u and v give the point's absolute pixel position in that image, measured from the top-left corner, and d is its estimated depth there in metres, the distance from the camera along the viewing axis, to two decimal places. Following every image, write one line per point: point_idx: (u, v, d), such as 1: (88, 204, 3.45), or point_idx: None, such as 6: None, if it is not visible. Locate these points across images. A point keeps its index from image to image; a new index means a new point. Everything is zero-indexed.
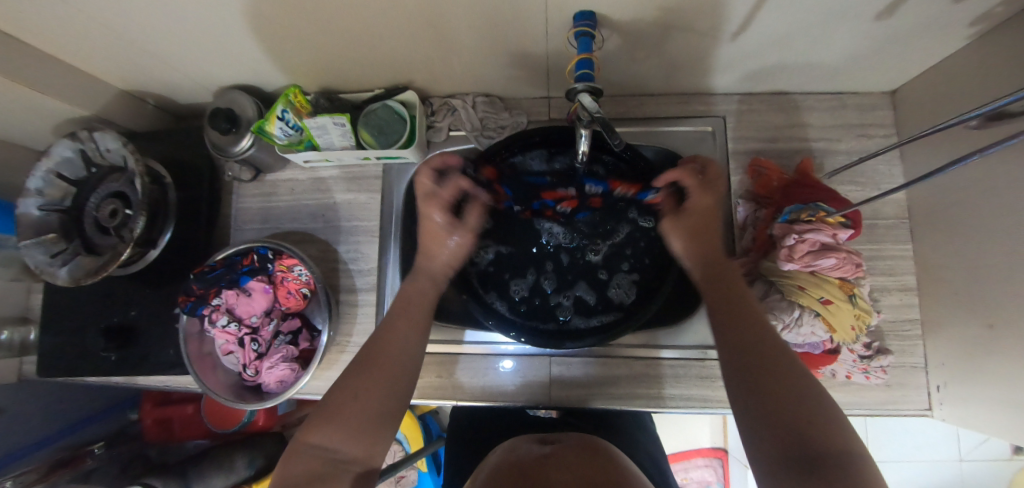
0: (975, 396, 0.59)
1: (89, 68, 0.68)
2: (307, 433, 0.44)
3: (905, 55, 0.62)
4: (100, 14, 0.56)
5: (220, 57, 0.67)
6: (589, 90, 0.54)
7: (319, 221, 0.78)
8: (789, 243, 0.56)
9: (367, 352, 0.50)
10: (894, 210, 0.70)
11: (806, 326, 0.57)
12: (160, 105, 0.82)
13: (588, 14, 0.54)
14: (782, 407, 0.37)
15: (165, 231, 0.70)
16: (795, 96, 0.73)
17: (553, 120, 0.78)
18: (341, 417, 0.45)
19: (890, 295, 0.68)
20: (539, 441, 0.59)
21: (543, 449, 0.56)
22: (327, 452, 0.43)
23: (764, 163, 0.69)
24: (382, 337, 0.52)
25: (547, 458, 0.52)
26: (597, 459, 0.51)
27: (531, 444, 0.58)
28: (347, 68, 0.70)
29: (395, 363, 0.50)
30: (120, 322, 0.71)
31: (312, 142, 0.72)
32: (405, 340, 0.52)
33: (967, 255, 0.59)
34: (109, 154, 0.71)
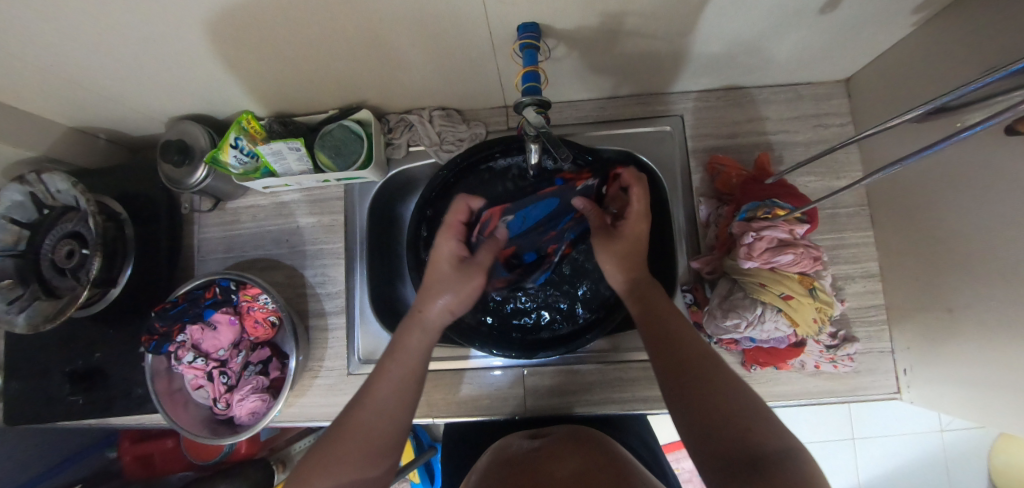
0: (940, 378, 0.60)
1: (30, 108, 0.67)
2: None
3: (854, 45, 0.62)
4: (33, 54, 0.55)
5: (166, 88, 0.65)
6: (536, 105, 0.52)
7: (284, 247, 0.77)
8: (747, 241, 0.57)
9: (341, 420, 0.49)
10: (853, 198, 0.71)
11: (769, 322, 0.57)
12: (113, 138, 0.81)
13: (531, 26, 0.53)
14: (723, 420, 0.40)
15: (124, 268, 0.69)
16: (751, 90, 0.73)
17: (511, 129, 0.78)
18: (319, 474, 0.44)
19: (854, 282, 0.69)
20: (529, 436, 0.61)
21: (533, 444, 0.57)
22: None
23: (722, 160, 0.70)
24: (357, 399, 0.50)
25: (536, 453, 0.54)
26: (587, 447, 0.54)
27: (521, 440, 0.59)
28: (297, 90, 0.69)
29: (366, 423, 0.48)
30: (85, 365, 0.70)
31: (268, 168, 0.71)
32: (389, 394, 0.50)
33: (927, 240, 0.60)
34: (60, 195, 0.69)
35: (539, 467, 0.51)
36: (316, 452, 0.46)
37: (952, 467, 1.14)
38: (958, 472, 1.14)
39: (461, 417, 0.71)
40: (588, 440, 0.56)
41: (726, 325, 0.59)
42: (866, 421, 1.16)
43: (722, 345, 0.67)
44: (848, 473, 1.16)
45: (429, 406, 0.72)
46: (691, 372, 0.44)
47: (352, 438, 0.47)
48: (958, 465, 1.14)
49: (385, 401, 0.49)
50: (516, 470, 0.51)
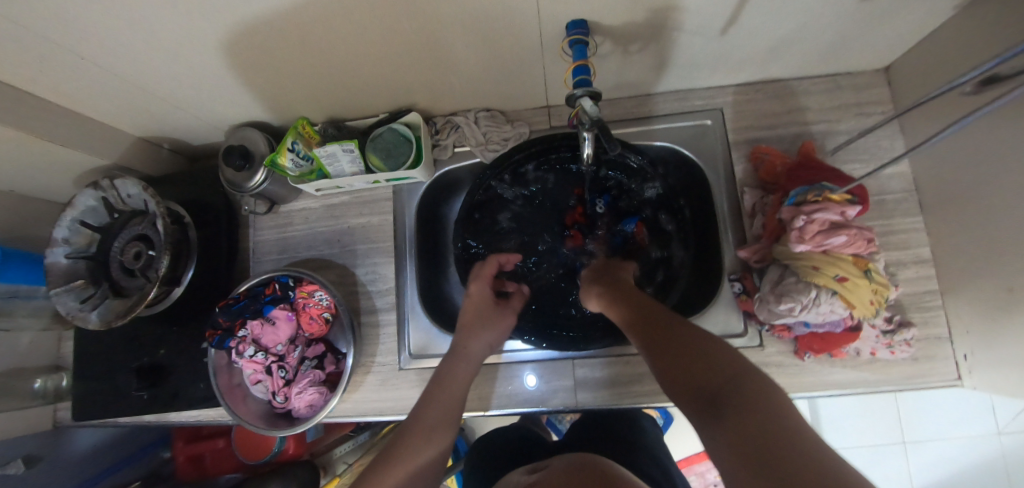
0: (1003, 361, 0.58)
1: (105, 118, 0.71)
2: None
3: (896, 31, 0.63)
4: (118, 65, 0.59)
5: (230, 97, 0.70)
6: (589, 95, 0.55)
7: (336, 246, 0.80)
8: (799, 225, 0.57)
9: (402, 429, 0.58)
10: (900, 185, 0.71)
11: (824, 305, 0.57)
12: (175, 148, 0.86)
13: (580, 23, 0.56)
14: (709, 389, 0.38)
15: (188, 268, 0.71)
16: (789, 82, 0.74)
17: (554, 128, 0.80)
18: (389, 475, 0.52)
19: (906, 268, 0.68)
20: (529, 471, 0.58)
21: (529, 479, 0.54)
22: None
23: (766, 149, 0.70)
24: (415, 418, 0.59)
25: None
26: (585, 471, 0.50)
27: (520, 476, 0.57)
28: (351, 96, 0.73)
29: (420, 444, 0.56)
30: (150, 361, 0.73)
31: (323, 170, 0.74)
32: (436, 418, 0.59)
33: (981, 218, 0.59)
34: (130, 199, 0.73)
35: None
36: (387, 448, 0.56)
37: None
38: None
39: (511, 410, 0.72)
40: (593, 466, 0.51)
41: (779, 309, 0.59)
42: (918, 425, 1.11)
43: (774, 333, 0.66)
44: (899, 477, 1.12)
45: (480, 398, 0.72)
46: (694, 368, 0.41)
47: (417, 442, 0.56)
48: None
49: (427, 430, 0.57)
50: None
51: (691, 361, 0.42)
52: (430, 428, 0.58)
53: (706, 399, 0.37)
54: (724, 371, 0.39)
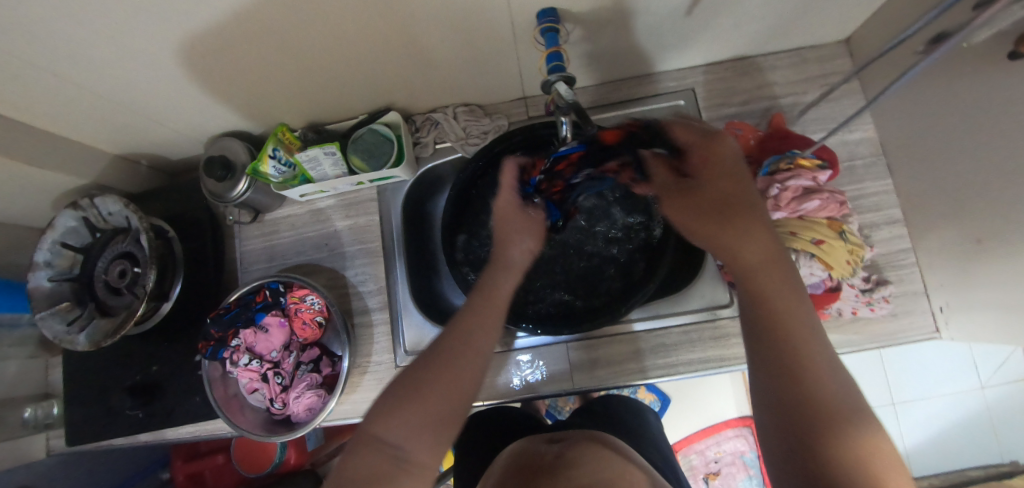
0: (977, 309, 0.61)
1: (80, 137, 0.71)
2: (376, 425, 0.44)
3: (853, 2, 0.65)
4: (91, 81, 0.59)
5: (207, 107, 0.70)
6: (565, 80, 0.57)
7: (324, 250, 0.80)
8: (773, 193, 0.59)
9: (432, 357, 0.50)
10: (868, 150, 0.74)
11: (803, 268, 0.60)
12: (154, 164, 0.85)
13: (550, 11, 0.57)
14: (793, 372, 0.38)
15: (175, 283, 0.71)
16: (756, 59, 0.77)
17: (532, 119, 0.81)
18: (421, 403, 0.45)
19: (879, 229, 0.71)
20: (549, 440, 0.60)
21: (553, 448, 0.55)
22: (393, 449, 0.43)
23: (738, 124, 0.73)
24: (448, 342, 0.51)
25: (558, 456, 0.52)
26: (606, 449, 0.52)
27: (541, 444, 0.58)
28: (329, 99, 0.73)
29: (459, 369, 0.49)
30: (143, 379, 0.72)
31: (306, 175, 0.74)
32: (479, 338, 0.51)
33: (944, 175, 0.62)
34: (111, 217, 0.72)
35: (554, 468, 0.48)
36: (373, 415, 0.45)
37: (997, 424, 1.13)
38: (1004, 426, 1.13)
39: (509, 397, 0.72)
40: (607, 445, 0.54)
41: None
42: (907, 386, 1.14)
43: None
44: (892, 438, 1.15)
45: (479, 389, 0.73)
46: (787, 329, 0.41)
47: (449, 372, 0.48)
48: (1003, 420, 1.13)
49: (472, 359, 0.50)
50: (538, 469, 0.49)
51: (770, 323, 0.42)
52: (467, 359, 0.49)
53: (813, 459, 0.34)
54: (805, 352, 0.39)
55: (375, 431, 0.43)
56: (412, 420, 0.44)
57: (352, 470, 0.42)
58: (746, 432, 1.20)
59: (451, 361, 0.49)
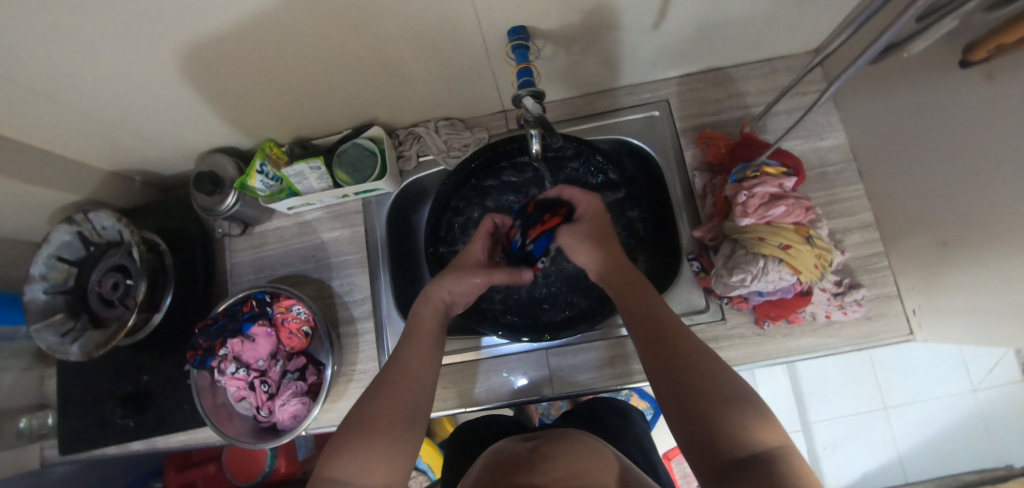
0: (946, 311, 0.62)
1: (75, 155, 0.74)
2: (323, 467, 0.45)
3: (816, 14, 0.67)
4: (83, 103, 0.62)
5: (196, 126, 0.72)
6: (533, 95, 0.59)
7: (310, 261, 0.82)
8: (741, 200, 0.61)
9: (374, 387, 0.52)
10: (839, 156, 0.75)
11: (773, 274, 0.60)
12: (147, 180, 0.88)
13: (520, 29, 0.60)
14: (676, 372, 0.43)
15: (165, 295, 0.73)
16: (728, 70, 0.79)
17: (512, 131, 0.84)
18: (368, 441, 0.47)
19: (851, 234, 0.72)
20: (525, 439, 0.58)
21: (527, 445, 0.54)
22: (346, 485, 0.44)
23: (710, 134, 0.75)
24: (393, 367, 0.54)
25: (532, 452, 0.50)
26: (579, 444, 0.51)
27: (517, 443, 0.56)
28: (313, 116, 0.76)
29: (405, 392, 0.52)
30: (134, 389, 0.74)
31: (292, 188, 0.76)
32: (418, 356, 0.55)
33: (911, 179, 0.63)
34: (105, 231, 0.75)
35: (525, 466, 0.47)
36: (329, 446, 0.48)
37: (990, 426, 1.13)
38: (996, 429, 1.13)
39: (491, 403, 0.74)
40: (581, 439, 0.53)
41: (732, 282, 0.63)
42: (898, 390, 1.14)
43: (734, 305, 0.70)
44: (885, 443, 1.14)
45: (461, 395, 0.74)
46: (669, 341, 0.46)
47: (397, 396, 0.51)
48: (996, 423, 1.13)
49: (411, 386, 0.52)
50: (509, 467, 0.47)
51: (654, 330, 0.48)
52: (409, 388, 0.52)
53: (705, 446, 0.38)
54: (683, 350, 0.45)
55: (325, 473, 0.45)
56: (359, 453, 0.46)
57: None
58: None
59: (395, 388, 0.52)
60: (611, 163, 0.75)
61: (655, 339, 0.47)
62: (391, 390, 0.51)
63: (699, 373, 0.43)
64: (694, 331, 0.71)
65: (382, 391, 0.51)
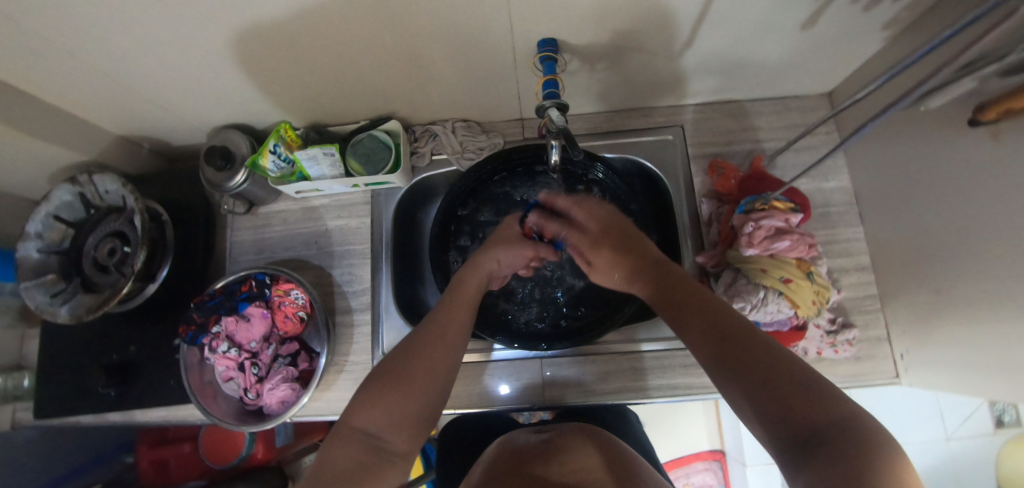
0: (933, 358, 0.64)
1: (87, 116, 0.73)
2: (352, 416, 0.46)
3: (833, 59, 0.70)
4: (104, 64, 0.61)
5: (215, 99, 0.72)
6: (557, 106, 0.60)
7: (313, 248, 0.81)
8: (748, 230, 0.62)
9: (407, 344, 0.52)
10: (842, 198, 0.77)
11: (772, 305, 0.61)
12: (155, 148, 0.87)
13: (549, 41, 0.61)
14: (731, 349, 0.41)
15: (163, 266, 0.72)
16: (743, 103, 0.81)
17: (527, 139, 0.85)
18: (396, 396, 0.47)
19: (848, 274, 0.74)
20: (535, 431, 0.59)
21: (540, 437, 0.56)
22: (369, 438, 0.45)
23: (721, 164, 0.76)
24: (424, 332, 0.54)
25: (546, 445, 0.52)
26: (592, 438, 0.53)
27: (527, 433, 0.58)
28: (333, 103, 0.76)
29: (434, 359, 0.51)
30: (119, 358, 0.73)
31: (303, 173, 0.76)
32: (452, 323, 0.55)
33: (911, 228, 0.65)
34: (107, 196, 0.73)
35: (540, 459, 0.49)
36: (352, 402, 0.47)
37: None
38: None
39: (482, 408, 0.73)
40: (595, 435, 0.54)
41: None
42: None
43: None
44: None
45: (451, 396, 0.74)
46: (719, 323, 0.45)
47: (425, 359, 0.51)
48: None
49: (442, 354, 0.52)
50: (525, 458, 0.50)
51: (701, 314, 0.47)
52: (440, 352, 0.52)
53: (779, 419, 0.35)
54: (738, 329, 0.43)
55: (351, 423, 0.45)
56: (385, 407, 0.47)
57: (330, 460, 0.42)
58: (715, 466, 1.26)
59: (425, 351, 0.51)
60: (642, 213, 0.76)
61: (703, 322, 0.46)
62: (425, 357, 0.51)
63: (758, 348, 0.40)
64: (688, 354, 0.72)
65: (411, 353, 0.51)
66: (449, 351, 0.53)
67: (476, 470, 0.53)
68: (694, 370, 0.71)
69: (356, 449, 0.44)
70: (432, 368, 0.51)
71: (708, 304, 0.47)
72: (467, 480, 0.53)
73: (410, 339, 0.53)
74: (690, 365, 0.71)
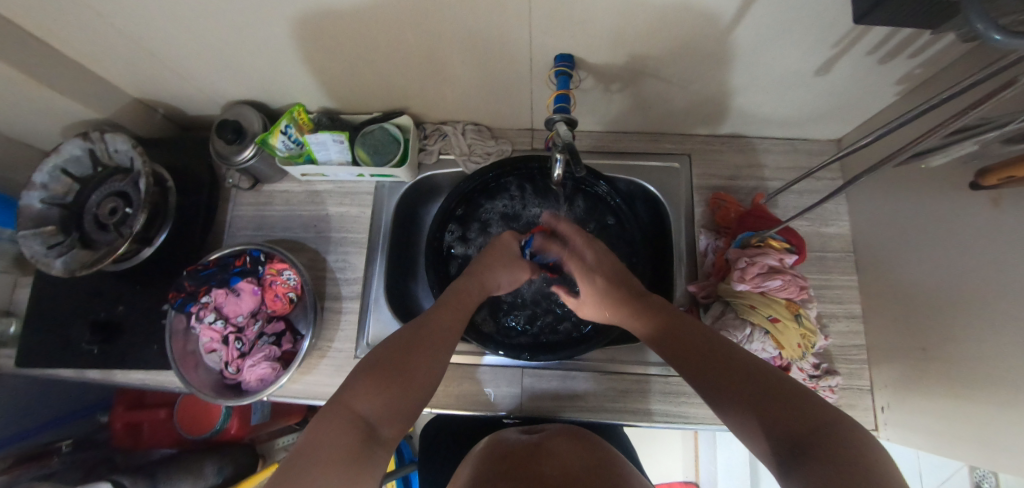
0: (913, 415, 0.63)
1: (107, 75, 0.74)
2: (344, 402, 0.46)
3: (844, 107, 0.70)
4: (129, 28, 0.63)
5: (233, 74, 0.73)
6: (566, 122, 0.60)
7: (312, 231, 0.82)
8: (740, 265, 0.63)
9: (404, 340, 0.53)
10: (840, 245, 0.78)
11: (756, 343, 0.62)
12: (169, 114, 0.88)
13: (566, 57, 0.61)
14: (732, 375, 0.45)
15: (162, 231, 0.73)
16: (752, 140, 0.82)
17: (534, 149, 0.85)
18: (387, 386, 0.48)
19: (838, 321, 0.74)
20: (523, 432, 0.60)
21: (530, 439, 0.56)
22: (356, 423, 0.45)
23: (724, 197, 0.77)
24: (418, 331, 0.55)
25: (535, 447, 0.52)
26: (585, 444, 0.53)
27: (517, 434, 0.58)
28: (348, 91, 0.77)
29: (425, 360, 0.53)
30: (107, 316, 0.73)
31: (311, 155, 0.77)
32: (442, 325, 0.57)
33: (904, 283, 0.65)
34: (116, 155, 0.74)
35: (529, 462, 0.49)
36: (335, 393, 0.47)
37: None
38: None
39: (458, 410, 0.73)
40: (584, 439, 0.54)
41: None
42: None
43: None
44: None
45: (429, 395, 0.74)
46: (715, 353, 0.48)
47: (416, 356, 0.52)
48: None
49: (432, 355, 0.53)
50: (513, 460, 0.50)
51: (697, 348, 0.50)
52: (431, 351, 0.54)
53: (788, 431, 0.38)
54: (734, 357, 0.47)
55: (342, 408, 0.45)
56: (374, 395, 0.47)
57: (315, 445, 0.41)
58: None
59: (418, 348, 0.53)
60: (633, 233, 0.79)
61: (702, 354, 0.49)
62: (418, 355, 0.52)
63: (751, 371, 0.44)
64: (669, 382, 0.72)
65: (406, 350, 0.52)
66: (438, 355, 0.54)
67: (463, 468, 0.53)
68: (674, 398, 0.71)
69: (342, 433, 0.43)
70: (422, 366, 0.52)
71: (702, 337, 0.51)
72: (455, 478, 0.53)
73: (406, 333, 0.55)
74: (670, 393, 0.71)
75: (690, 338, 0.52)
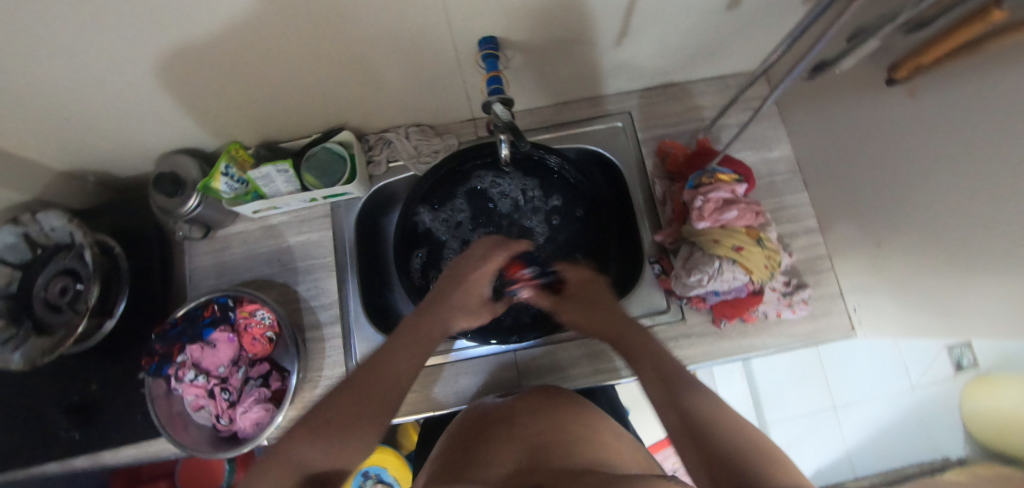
0: (880, 308, 0.67)
1: (23, 154, 0.71)
2: (303, 435, 0.48)
3: (761, 36, 0.73)
4: (34, 99, 0.60)
5: (158, 126, 0.71)
6: (502, 101, 0.61)
7: (276, 266, 0.80)
8: (698, 204, 0.65)
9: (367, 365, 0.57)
10: (786, 166, 0.81)
11: (727, 272, 0.63)
12: (102, 180, 0.84)
13: (490, 39, 0.62)
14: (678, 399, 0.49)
15: (120, 298, 0.70)
16: (685, 85, 0.84)
17: (481, 138, 0.86)
18: (351, 404, 0.52)
19: (798, 238, 0.78)
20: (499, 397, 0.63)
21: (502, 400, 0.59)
22: (316, 457, 0.48)
23: (670, 144, 0.79)
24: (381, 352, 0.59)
25: (510, 409, 0.56)
26: (556, 398, 0.57)
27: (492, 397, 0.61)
28: (282, 119, 0.75)
29: (388, 377, 0.56)
30: (82, 398, 0.71)
31: (258, 191, 0.75)
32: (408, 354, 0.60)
33: (847, 187, 0.69)
34: (53, 233, 0.71)
35: (500, 428, 0.52)
36: (322, 423, 0.50)
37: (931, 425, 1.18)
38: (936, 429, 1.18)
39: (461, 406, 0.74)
40: (554, 393, 0.58)
41: (690, 281, 0.66)
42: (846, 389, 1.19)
43: (693, 306, 0.73)
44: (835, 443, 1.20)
45: (429, 398, 0.74)
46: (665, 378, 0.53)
47: (380, 374, 0.56)
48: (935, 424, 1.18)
49: (395, 371, 0.57)
50: (486, 425, 0.53)
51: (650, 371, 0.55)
52: (395, 373, 0.57)
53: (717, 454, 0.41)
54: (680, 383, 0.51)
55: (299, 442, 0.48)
56: (337, 411, 0.51)
57: (297, 455, 0.47)
58: None
59: (384, 366, 0.57)
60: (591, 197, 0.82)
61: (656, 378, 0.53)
62: (380, 375, 0.56)
63: (693, 398, 0.48)
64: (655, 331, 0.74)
65: (371, 369, 0.57)
66: (401, 368, 0.58)
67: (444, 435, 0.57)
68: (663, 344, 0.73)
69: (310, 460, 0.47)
70: (385, 385, 0.56)
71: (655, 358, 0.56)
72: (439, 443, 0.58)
73: (372, 359, 0.58)
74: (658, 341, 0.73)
75: (644, 360, 0.57)
